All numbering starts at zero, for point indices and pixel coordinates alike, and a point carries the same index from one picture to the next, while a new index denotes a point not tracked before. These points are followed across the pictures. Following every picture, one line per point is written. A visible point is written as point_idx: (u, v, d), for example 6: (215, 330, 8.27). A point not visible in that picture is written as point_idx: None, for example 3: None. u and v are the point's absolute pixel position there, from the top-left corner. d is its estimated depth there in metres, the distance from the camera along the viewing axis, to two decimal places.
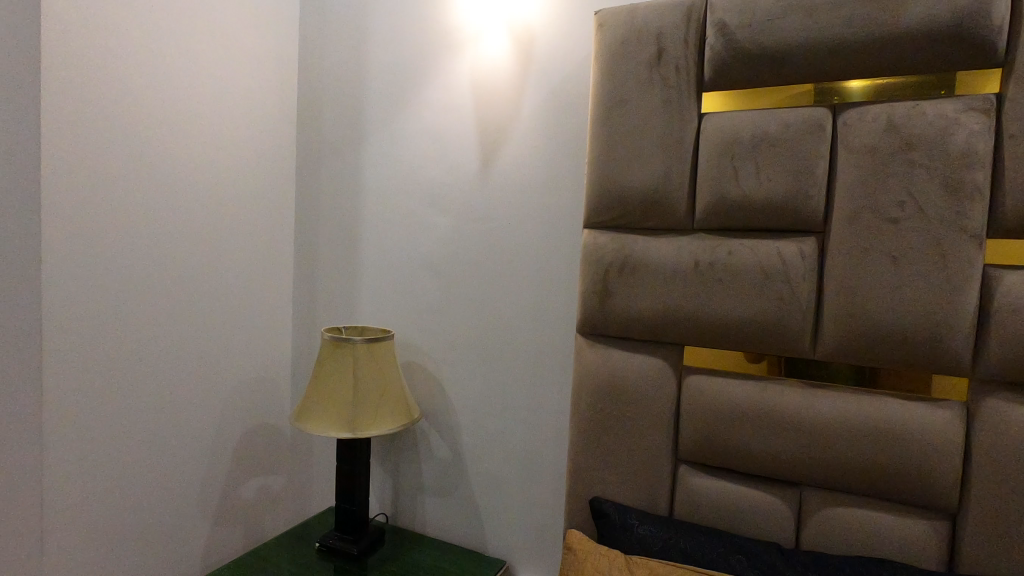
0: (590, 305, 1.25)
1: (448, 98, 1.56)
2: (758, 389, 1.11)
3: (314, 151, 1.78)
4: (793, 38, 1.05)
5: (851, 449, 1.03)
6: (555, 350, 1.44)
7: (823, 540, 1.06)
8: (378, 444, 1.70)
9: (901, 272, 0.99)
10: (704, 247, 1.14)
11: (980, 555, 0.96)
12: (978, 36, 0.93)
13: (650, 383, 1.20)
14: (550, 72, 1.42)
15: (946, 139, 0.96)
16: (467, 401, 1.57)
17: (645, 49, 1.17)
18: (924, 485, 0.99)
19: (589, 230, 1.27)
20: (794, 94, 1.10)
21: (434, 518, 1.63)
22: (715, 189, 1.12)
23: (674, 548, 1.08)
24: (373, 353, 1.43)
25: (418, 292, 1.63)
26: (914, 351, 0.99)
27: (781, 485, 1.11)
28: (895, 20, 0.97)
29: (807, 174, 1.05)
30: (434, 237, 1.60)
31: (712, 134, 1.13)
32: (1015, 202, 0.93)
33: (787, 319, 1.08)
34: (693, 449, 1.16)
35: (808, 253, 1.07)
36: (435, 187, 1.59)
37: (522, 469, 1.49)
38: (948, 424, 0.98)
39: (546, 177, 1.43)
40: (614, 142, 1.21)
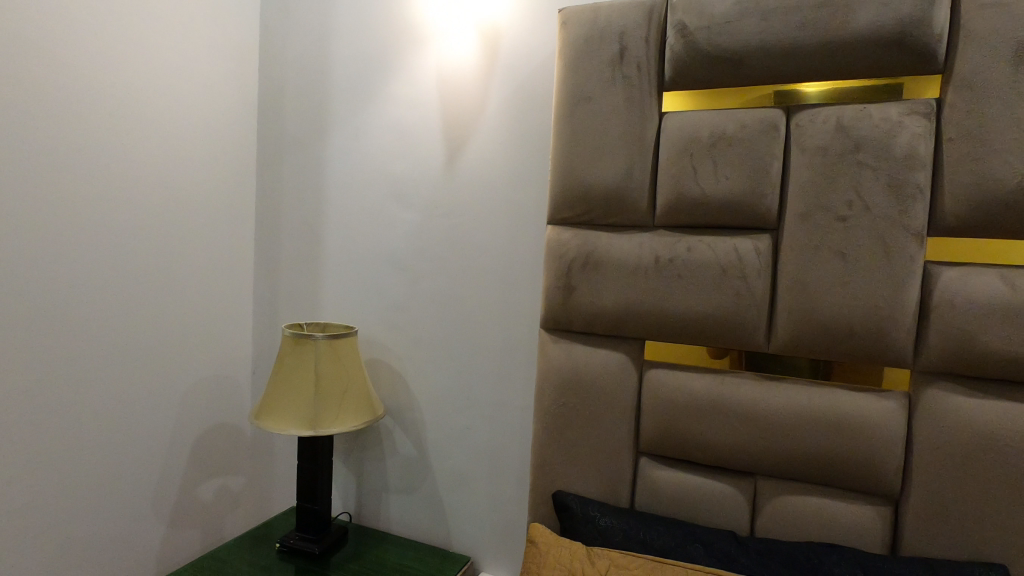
0: (554, 301, 1.26)
1: (414, 92, 1.55)
2: (715, 382, 1.15)
3: (276, 144, 1.74)
4: (749, 40, 1.08)
5: (803, 439, 1.07)
6: (521, 346, 1.44)
7: (776, 527, 1.10)
8: (342, 443, 1.68)
9: (849, 268, 1.03)
10: (664, 243, 1.17)
11: (921, 538, 1.01)
12: (920, 43, 0.98)
13: (612, 377, 1.22)
14: (516, 68, 1.42)
15: (891, 141, 1.00)
16: (432, 398, 1.56)
17: (608, 47, 1.19)
18: (870, 473, 1.03)
19: (553, 227, 1.28)
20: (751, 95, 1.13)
21: (398, 516, 1.62)
22: (675, 187, 1.15)
23: (634, 538, 1.10)
24: (336, 350, 1.42)
25: (383, 288, 1.61)
26: (860, 343, 1.04)
27: (737, 475, 1.14)
28: (845, 25, 1.01)
29: (762, 173, 1.09)
30: (399, 233, 1.58)
31: (672, 133, 1.15)
32: (954, 201, 0.98)
33: (742, 314, 1.11)
34: (653, 442, 1.19)
35: (763, 249, 1.10)
36: (400, 182, 1.58)
37: (487, 465, 1.50)
38: (892, 414, 1.03)
39: (511, 173, 1.44)
40: (578, 138, 1.22)
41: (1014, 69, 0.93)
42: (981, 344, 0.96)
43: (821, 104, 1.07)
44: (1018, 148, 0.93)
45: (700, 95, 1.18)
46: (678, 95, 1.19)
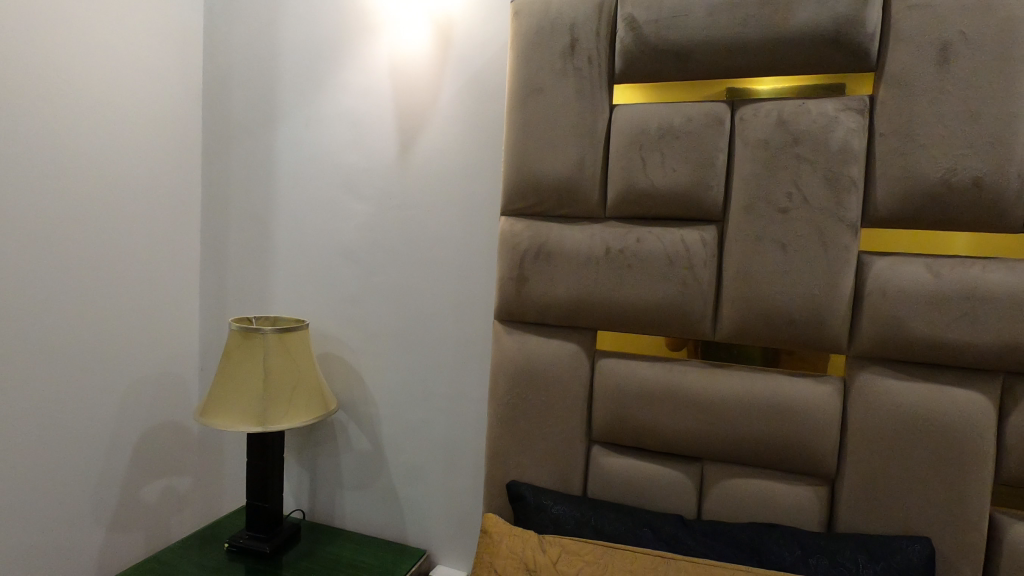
0: (508, 292, 1.26)
1: (366, 81, 1.52)
2: (663, 370, 1.17)
3: (222, 132, 1.68)
4: (695, 35, 1.10)
5: (746, 423, 1.11)
6: (476, 338, 1.44)
7: (721, 509, 1.13)
8: (294, 439, 1.64)
9: (789, 258, 1.07)
10: (615, 234, 1.18)
11: (854, 515, 1.06)
12: (855, 41, 1.02)
13: (565, 367, 1.23)
14: (469, 58, 1.41)
15: (828, 135, 1.04)
16: (387, 392, 1.54)
17: (559, 38, 1.19)
18: (808, 455, 1.08)
19: (506, 218, 1.28)
20: (698, 90, 1.16)
21: (353, 511, 1.59)
22: (625, 178, 1.16)
23: (586, 525, 1.12)
24: (285, 344, 1.38)
25: (335, 281, 1.58)
26: (800, 330, 1.08)
27: (685, 461, 1.17)
28: (784, 23, 1.04)
29: (708, 166, 1.11)
30: (352, 224, 1.55)
31: (622, 125, 1.17)
32: (885, 194, 1.03)
33: (689, 303, 1.14)
34: (605, 430, 1.20)
35: (709, 240, 1.13)
36: (353, 173, 1.55)
37: (442, 458, 1.49)
38: (829, 398, 1.07)
39: (465, 164, 1.43)
40: (530, 129, 1.22)
41: (939, 68, 0.98)
42: (909, 330, 1.01)
43: (763, 98, 1.11)
44: (941, 143, 0.99)
45: (649, 89, 1.20)
46: (629, 89, 1.21)
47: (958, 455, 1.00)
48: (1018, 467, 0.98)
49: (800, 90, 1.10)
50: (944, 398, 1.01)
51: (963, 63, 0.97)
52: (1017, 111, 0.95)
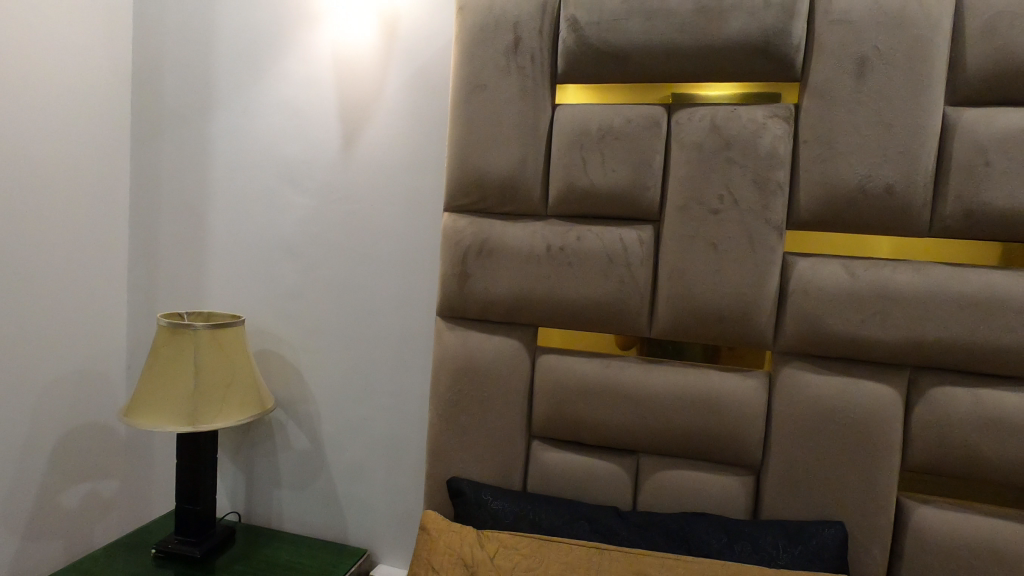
0: (450, 288, 1.26)
1: (308, 71, 1.48)
2: (601, 365, 1.20)
3: (154, 117, 1.60)
4: (634, 39, 1.13)
5: (679, 416, 1.14)
6: (419, 335, 1.43)
7: (655, 500, 1.17)
8: (230, 439, 1.59)
9: (720, 258, 1.11)
10: (556, 232, 1.20)
11: (777, 503, 1.11)
12: (782, 52, 1.06)
13: (506, 363, 1.24)
14: (415, 52, 1.39)
15: (757, 141, 1.09)
16: (328, 389, 1.51)
17: (503, 36, 1.20)
18: (735, 445, 1.13)
19: (449, 213, 1.27)
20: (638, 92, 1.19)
21: (292, 512, 1.55)
22: (566, 177, 1.18)
23: (524, 519, 1.13)
24: (218, 341, 1.33)
25: (275, 275, 1.53)
26: (729, 327, 1.12)
27: (621, 454, 1.20)
28: (717, 31, 1.09)
29: (645, 167, 1.15)
30: (293, 217, 1.51)
31: (563, 124, 1.19)
32: (808, 198, 1.08)
33: (627, 301, 1.17)
34: (545, 425, 1.22)
35: (645, 239, 1.16)
36: (294, 165, 1.51)
37: (385, 456, 1.47)
38: (755, 391, 1.12)
39: (410, 159, 1.41)
40: (474, 126, 1.22)
41: (857, 80, 1.04)
42: (827, 326, 1.07)
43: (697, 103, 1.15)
44: (858, 151, 1.05)
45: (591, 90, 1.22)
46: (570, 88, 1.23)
47: (870, 444, 1.07)
48: (921, 455, 1.06)
49: (732, 96, 1.15)
50: (857, 391, 1.07)
51: (878, 77, 1.03)
52: (924, 124, 1.02)
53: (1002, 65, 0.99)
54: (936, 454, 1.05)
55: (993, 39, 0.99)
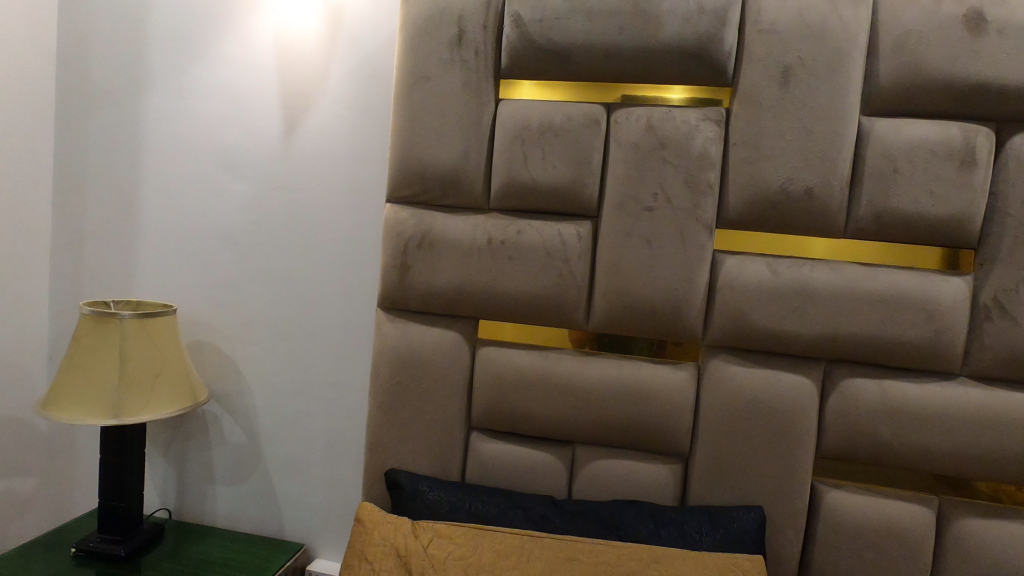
0: (391, 280, 1.25)
1: (249, 54, 1.44)
2: (539, 357, 1.22)
3: (80, 95, 1.52)
4: (576, 38, 1.15)
5: (612, 407, 1.18)
6: (361, 328, 1.41)
7: (589, 488, 1.20)
8: (160, 433, 1.53)
9: (653, 254, 1.15)
10: (497, 225, 1.21)
11: (703, 490, 1.16)
12: (714, 57, 1.11)
13: (446, 355, 1.24)
14: (360, 40, 1.38)
15: (690, 142, 1.13)
16: (265, 382, 1.47)
17: (447, 29, 1.20)
18: (665, 435, 1.17)
19: (392, 204, 1.27)
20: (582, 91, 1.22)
21: (226, 508, 1.51)
22: (508, 171, 1.19)
23: (460, 509, 1.14)
24: (146, 331, 1.28)
25: (211, 264, 1.49)
26: (661, 321, 1.17)
27: (557, 444, 1.23)
28: (654, 34, 1.12)
29: (584, 164, 1.17)
30: (231, 205, 1.47)
31: (506, 120, 1.20)
32: (736, 199, 1.13)
33: (565, 294, 1.19)
34: (484, 416, 1.23)
35: (583, 234, 1.19)
36: (232, 150, 1.46)
37: (324, 449, 1.45)
38: (684, 383, 1.17)
39: (353, 148, 1.40)
40: (417, 118, 1.22)
41: (782, 88, 1.10)
42: (751, 321, 1.13)
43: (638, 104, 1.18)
44: (782, 155, 1.11)
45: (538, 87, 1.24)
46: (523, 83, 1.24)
47: (788, 432, 1.13)
48: (834, 442, 1.13)
49: (673, 98, 1.19)
50: (778, 383, 1.13)
51: (801, 86, 1.09)
52: (842, 131, 1.09)
53: (910, 79, 1.07)
54: (846, 442, 1.12)
55: (903, 55, 1.07)
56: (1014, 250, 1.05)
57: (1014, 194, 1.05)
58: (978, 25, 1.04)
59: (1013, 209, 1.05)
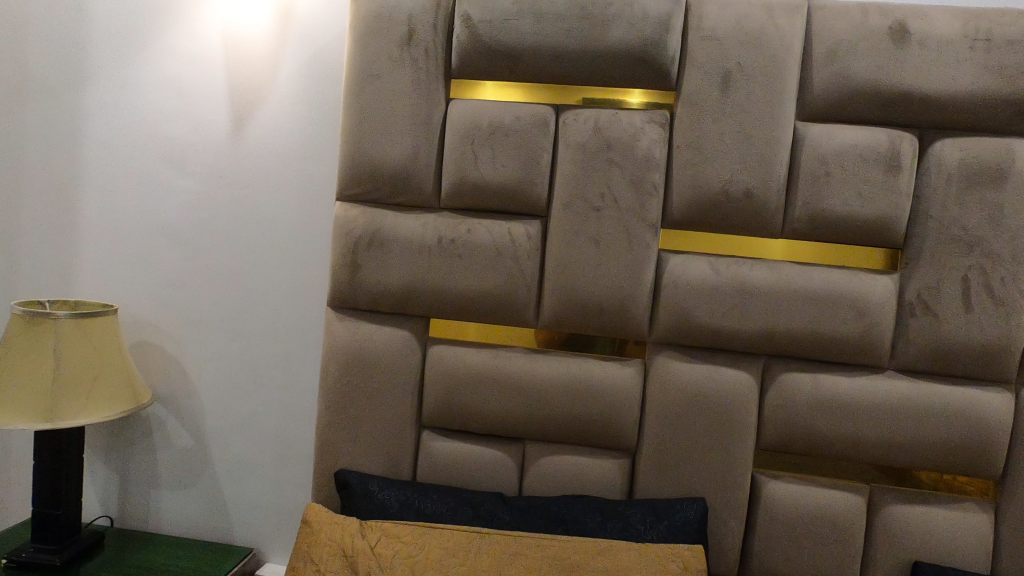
0: (340, 279, 1.24)
1: (195, 48, 1.41)
2: (490, 356, 1.23)
3: (15, 87, 1.46)
4: (524, 40, 1.17)
5: (561, 403, 1.20)
6: (312, 327, 1.40)
7: (539, 485, 1.22)
8: (101, 438, 1.48)
9: (600, 253, 1.18)
10: (447, 224, 1.22)
11: (649, 483, 1.19)
12: (658, 62, 1.14)
13: (397, 354, 1.24)
14: (311, 37, 1.36)
15: (635, 144, 1.16)
16: (212, 384, 1.44)
17: (398, 28, 1.20)
18: (612, 431, 1.19)
19: (342, 203, 1.26)
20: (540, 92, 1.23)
21: (172, 513, 1.47)
22: (458, 171, 1.20)
23: (409, 508, 1.14)
24: (83, 332, 1.24)
25: (155, 263, 1.45)
26: (608, 319, 1.19)
27: (508, 442, 1.24)
28: (600, 38, 1.15)
29: (533, 164, 1.19)
30: (176, 202, 1.43)
31: (457, 119, 1.20)
32: (680, 200, 1.17)
33: (514, 293, 1.20)
34: (435, 415, 1.24)
35: (533, 233, 1.20)
36: (177, 146, 1.43)
37: (274, 451, 1.43)
38: (631, 379, 1.19)
39: (304, 146, 1.38)
40: (367, 116, 1.22)
41: (722, 93, 1.14)
42: (695, 318, 1.16)
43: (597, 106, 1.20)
44: (723, 158, 1.14)
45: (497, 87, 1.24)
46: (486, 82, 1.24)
47: (729, 426, 1.17)
48: (773, 434, 1.17)
49: (632, 102, 1.21)
50: (719, 378, 1.17)
51: (739, 91, 1.14)
52: (778, 136, 1.13)
53: (841, 87, 1.12)
54: (784, 434, 1.16)
55: (834, 64, 1.12)
56: (935, 249, 1.11)
57: (934, 197, 1.11)
58: (902, 37, 1.10)
59: (934, 211, 1.11)
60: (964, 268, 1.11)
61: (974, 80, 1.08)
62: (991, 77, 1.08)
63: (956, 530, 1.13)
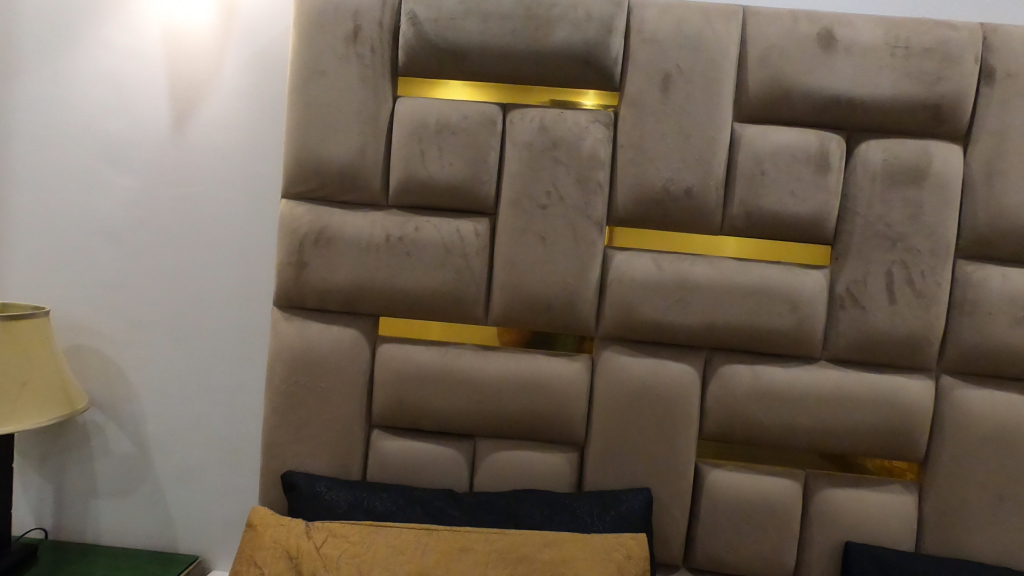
0: (286, 278, 1.22)
1: (133, 42, 1.36)
2: (439, 353, 1.23)
3: None
4: (470, 38, 1.18)
5: (510, 399, 1.21)
6: (259, 327, 1.37)
7: (490, 480, 1.23)
8: (34, 447, 1.41)
9: (547, 249, 1.19)
10: (395, 222, 1.21)
11: (597, 476, 1.21)
12: (601, 63, 1.17)
13: (345, 353, 1.23)
14: (255, 33, 1.34)
15: (580, 143, 1.18)
16: (154, 387, 1.40)
17: (343, 24, 1.20)
18: (561, 425, 1.21)
19: (287, 200, 1.24)
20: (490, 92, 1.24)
21: (111, 523, 1.42)
22: (405, 168, 1.20)
23: (357, 507, 1.13)
24: (11, 335, 1.18)
25: (92, 263, 1.39)
26: (556, 315, 1.21)
27: (458, 438, 1.25)
28: (544, 39, 1.17)
29: (480, 162, 1.20)
30: (114, 200, 1.38)
31: (404, 117, 1.20)
32: (624, 197, 1.19)
33: (463, 290, 1.21)
34: (385, 414, 1.23)
35: (481, 231, 1.21)
36: (115, 143, 1.38)
37: (220, 455, 1.39)
38: (579, 374, 1.21)
39: (249, 143, 1.35)
40: (312, 112, 1.21)
41: (663, 94, 1.17)
42: (639, 313, 1.19)
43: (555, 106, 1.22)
44: (664, 157, 1.18)
45: (456, 86, 1.25)
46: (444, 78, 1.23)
47: (673, 417, 1.20)
48: (715, 425, 1.21)
49: (586, 104, 1.24)
50: (663, 371, 1.20)
51: (679, 93, 1.17)
52: (716, 136, 1.17)
53: (774, 90, 1.17)
54: (724, 424, 1.21)
55: (767, 68, 1.17)
56: (862, 245, 1.17)
57: (860, 195, 1.17)
58: (829, 43, 1.16)
59: (859, 209, 1.17)
60: (888, 263, 1.17)
61: (895, 84, 1.15)
62: (910, 83, 1.15)
63: (883, 511, 1.19)
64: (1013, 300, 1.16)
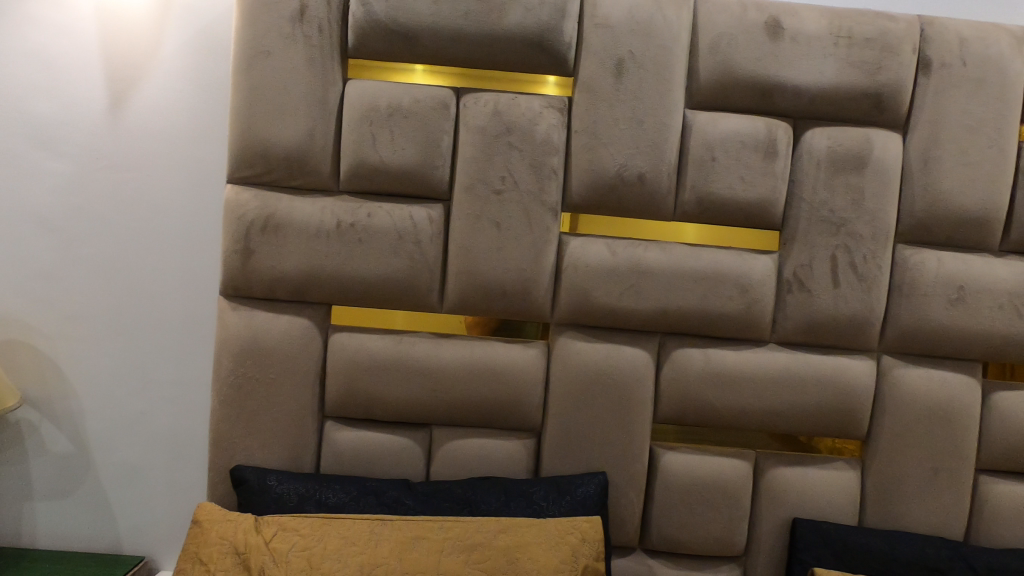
0: (232, 266, 1.18)
1: (64, 18, 1.29)
2: (393, 341, 1.21)
3: None
4: (422, 20, 1.15)
5: (466, 386, 1.20)
6: (205, 319, 1.33)
7: (446, 468, 1.21)
8: None
9: (502, 235, 1.19)
10: (346, 208, 1.18)
11: (554, 461, 1.22)
12: (554, 48, 1.16)
13: (295, 343, 1.19)
14: (196, 11, 1.29)
15: (534, 128, 1.18)
16: (94, 382, 1.33)
17: (289, 2, 1.15)
18: (517, 411, 1.21)
19: (232, 185, 1.19)
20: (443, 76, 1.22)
21: (49, 526, 1.35)
22: (356, 153, 1.17)
23: (309, 500, 1.10)
24: None
25: (22, 252, 1.31)
26: (511, 301, 1.20)
27: (414, 428, 1.23)
28: (497, 22, 1.15)
29: (434, 147, 1.18)
30: (46, 186, 1.30)
31: (354, 100, 1.17)
32: (578, 183, 1.19)
33: (417, 277, 1.19)
34: (338, 405, 1.20)
35: (434, 217, 1.19)
36: (45, 125, 1.30)
37: (166, 451, 1.34)
38: (535, 360, 1.21)
39: (191, 126, 1.30)
40: (257, 94, 1.16)
41: (616, 80, 1.18)
42: (594, 299, 1.20)
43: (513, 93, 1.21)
44: (617, 143, 1.18)
45: (410, 71, 1.23)
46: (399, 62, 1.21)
47: (628, 401, 1.21)
48: (668, 408, 1.23)
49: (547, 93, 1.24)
50: (618, 356, 1.21)
51: (632, 79, 1.18)
52: (668, 122, 1.18)
53: (724, 77, 1.18)
54: (678, 407, 1.22)
55: (717, 55, 1.18)
56: (808, 230, 1.20)
57: (806, 181, 1.20)
58: (776, 31, 1.18)
59: (805, 194, 1.20)
60: (832, 247, 1.20)
61: (838, 73, 1.18)
62: (852, 72, 1.18)
63: (828, 487, 1.23)
64: (947, 282, 1.21)
